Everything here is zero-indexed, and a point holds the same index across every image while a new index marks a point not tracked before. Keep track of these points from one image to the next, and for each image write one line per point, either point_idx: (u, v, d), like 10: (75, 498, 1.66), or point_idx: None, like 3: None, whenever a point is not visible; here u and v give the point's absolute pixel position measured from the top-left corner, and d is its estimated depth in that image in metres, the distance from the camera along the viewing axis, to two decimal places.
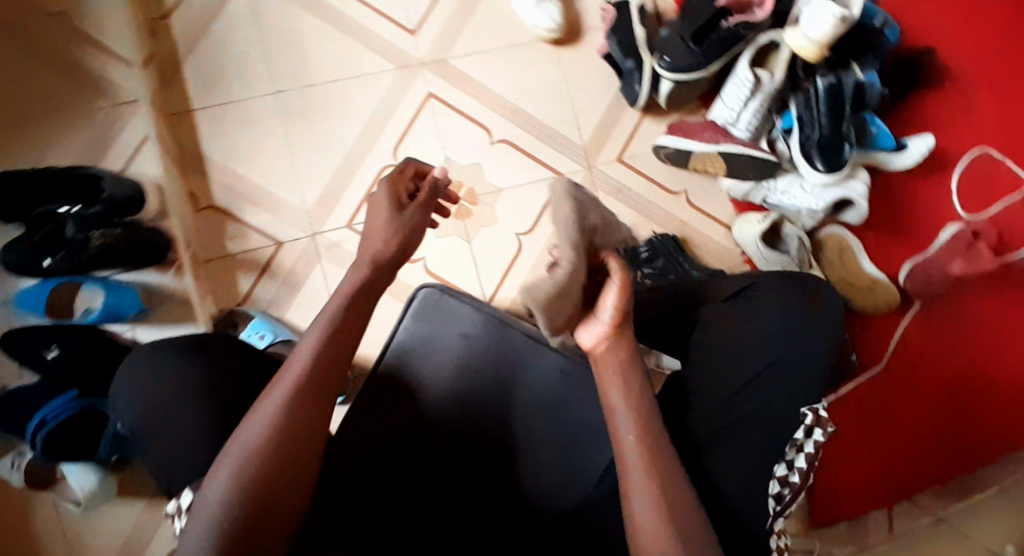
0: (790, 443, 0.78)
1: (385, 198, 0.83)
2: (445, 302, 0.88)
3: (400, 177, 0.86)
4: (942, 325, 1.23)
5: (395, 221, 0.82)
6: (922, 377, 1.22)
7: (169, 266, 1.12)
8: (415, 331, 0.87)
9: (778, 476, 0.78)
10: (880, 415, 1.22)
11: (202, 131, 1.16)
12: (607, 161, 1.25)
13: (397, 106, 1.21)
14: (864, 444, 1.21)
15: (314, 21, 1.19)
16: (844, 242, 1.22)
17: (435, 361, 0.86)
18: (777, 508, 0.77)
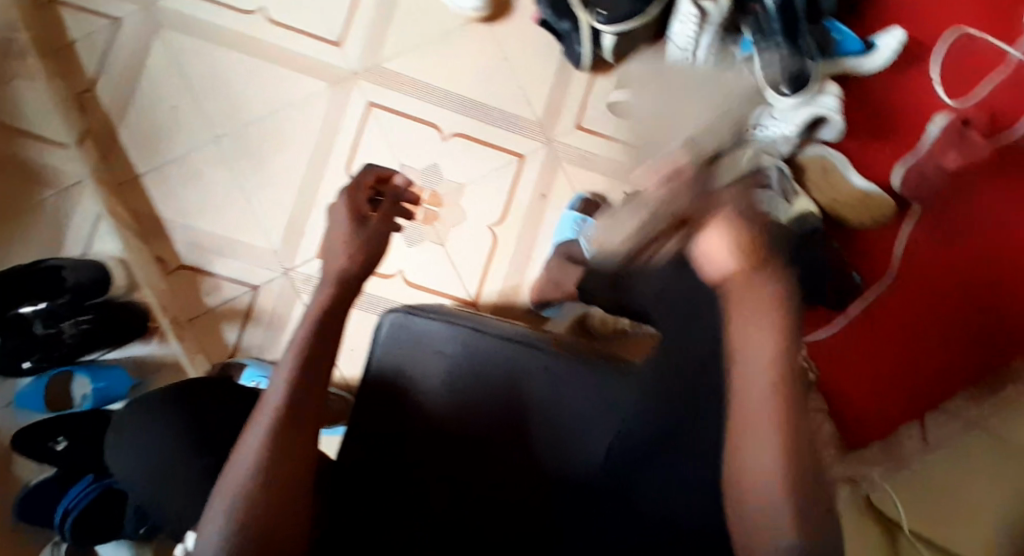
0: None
1: (343, 215, 0.70)
2: (414, 324, 0.80)
3: (356, 188, 0.72)
4: (942, 224, 1.17)
5: (358, 237, 0.69)
6: (933, 281, 1.17)
7: (152, 334, 1.11)
8: (389, 362, 0.79)
9: None
10: (897, 329, 1.18)
11: (155, 194, 1.16)
12: (565, 131, 1.21)
13: (340, 122, 1.18)
14: (884, 360, 1.17)
15: (238, 56, 1.17)
16: (827, 160, 1.16)
17: (418, 388, 0.78)
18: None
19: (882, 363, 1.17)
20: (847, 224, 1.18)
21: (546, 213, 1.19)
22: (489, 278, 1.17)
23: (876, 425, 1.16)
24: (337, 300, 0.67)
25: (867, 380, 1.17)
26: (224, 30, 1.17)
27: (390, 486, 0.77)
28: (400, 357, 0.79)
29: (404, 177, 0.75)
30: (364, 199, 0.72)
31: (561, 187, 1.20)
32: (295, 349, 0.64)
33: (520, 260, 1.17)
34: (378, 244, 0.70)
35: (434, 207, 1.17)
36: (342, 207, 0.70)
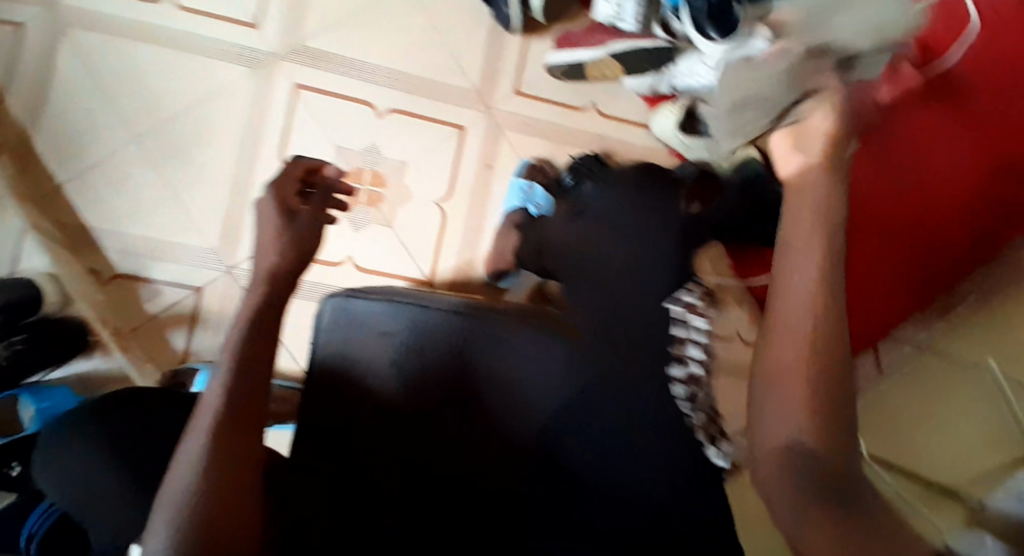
0: (675, 346, 0.80)
1: (269, 211, 0.68)
2: (355, 307, 0.79)
3: (286, 178, 0.70)
4: None
5: (289, 229, 0.67)
6: None
7: (94, 348, 1.07)
8: (333, 346, 0.79)
9: (677, 378, 0.79)
10: None
11: (80, 202, 1.10)
12: (504, 98, 1.18)
13: (267, 109, 1.13)
14: None
15: (151, 49, 1.11)
16: None
17: (363, 369, 0.77)
18: (692, 407, 0.79)
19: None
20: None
21: (493, 184, 1.17)
22: (443, 256, 1.14)
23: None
24: (264, 305, 0.64)
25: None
26: (133, 22, 1.11)
27: (356, 478, 0.75)
28: (343, 340, 0.78)
29: (334, 168, 0.74)
30: (293, 194, 0.70)
31: (505, 155, 1.17)
32: (231, 351, 0.62)
33: (472, 235, 1.15)
34: (311, 236, 0.68)
35: (377, 188, 1.14)
36: (267, 204, 0.68)
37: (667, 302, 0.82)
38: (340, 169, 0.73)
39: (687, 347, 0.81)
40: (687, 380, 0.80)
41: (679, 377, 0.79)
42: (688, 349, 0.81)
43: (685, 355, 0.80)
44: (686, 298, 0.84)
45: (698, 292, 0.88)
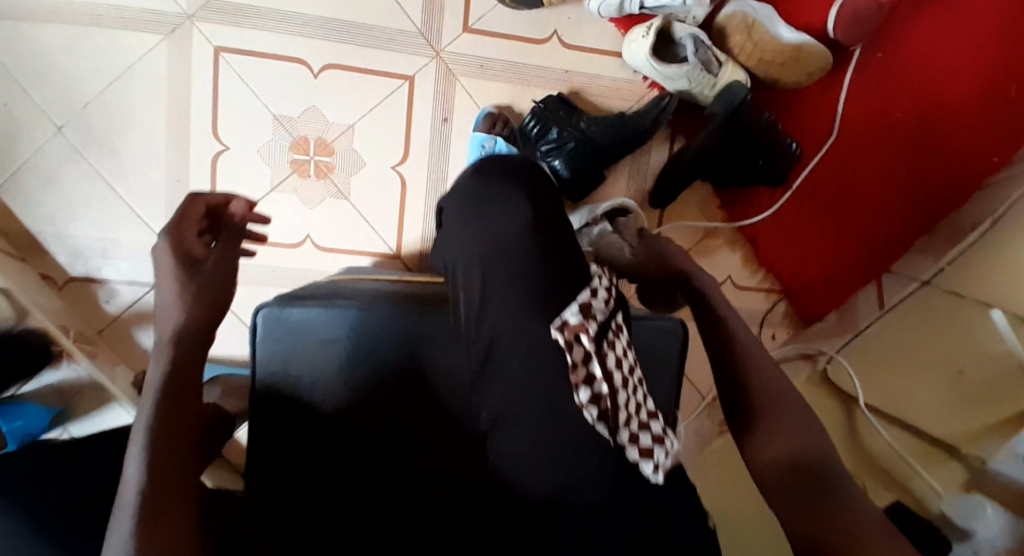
0: (570, 371, 0.65)
1: (168, 257, 0.69)
2: (290, 318, 0.76)
3: (184, 222, 0.72)
4: (878, 72, 1.09)
5: (189, 282, 0.69)
6: (868, 134, 1.11)
7: (60, 358, 1.00)
8: (274, 361, 0.76)
9: (584, 402, 0.65)
10: (835, 192, 1.13)
11: (12, 207, 1.02)
12: (454, 39, 1.05)
13: (190, 79, 1.02)
14: (823, 226, 1.13)
15: (49, 26, 0.99)
16: (749, 16, 1.03)
17: (310, 384, 0.76)
18: (611, 426, 0.65)
19: (817, 225, 1.13)
20: (775, 80, 1.07)
21: (452, 139, 1.06)
22: (406, 225, 1.07)
23: (822, 291, 1.16)
24: (177, 363, 0.65)
25: (802, 249, 1.14)
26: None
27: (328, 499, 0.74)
28: (286, 354, 0.76)
29: (242, 205, 0.76)
30: (194, 236, 0.72)
31: (463, 105, 1.06)
32: (147, 428, 0.61)
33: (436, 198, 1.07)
34: (214, 283, 0.71)
35: (325, 157, 1.04)
36: (165, 247, 0.70)
37: (550, 330, 0.66)
38: (244, 205, 0.75)
39: (588, 367, 0.65)
40: (596, 404, 0.65)
41: (587, 401, 0.65)
42: (593, 364, 0.65)
43: (592, 376, 0.65)
44: (574, 307, 0.67)
45: (603, 285, 0.70)
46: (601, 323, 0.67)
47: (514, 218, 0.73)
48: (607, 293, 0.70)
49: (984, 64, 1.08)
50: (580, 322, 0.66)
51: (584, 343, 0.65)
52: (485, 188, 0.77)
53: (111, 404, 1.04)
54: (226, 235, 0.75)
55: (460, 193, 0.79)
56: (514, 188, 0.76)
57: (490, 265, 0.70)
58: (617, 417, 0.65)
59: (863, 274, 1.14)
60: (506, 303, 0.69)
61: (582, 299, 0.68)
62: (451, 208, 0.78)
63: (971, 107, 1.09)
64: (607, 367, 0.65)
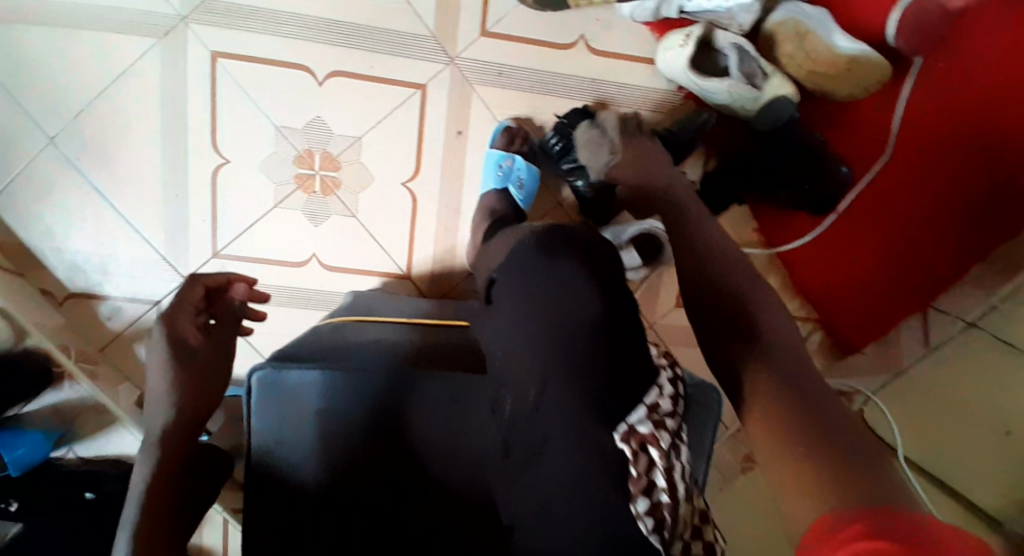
0: (633, 480, 0.63)
1: (165, 334, 0.78)
2: (284, 379, 0.77)
3: (184, 304, 0.82)
4: (940, 82, 0.97)
5: (177, 366, 0.77)
6: (921, 153, 1.00)
7: (62, 380, 1.00)
8: (266, 423, 0.77)
9: (641, 512, 0.63)
10: (882, 214, 1.03)
11: (8, 222, 0.97)
12: (469, 43, 0.95)
13: (187, 85, 0.95)
14: (863, 251, 1.04)
15: (33, 28, 0.92)
16: (801, 23, 0.94)
17: (294, 448, 0.77)
18: (665, 536, 0.64)
19: (858, 253, 1.04)
20: (829, 92, 0.98)
21: (467, 154, 0.98)
22: (417, 244, 1.01)
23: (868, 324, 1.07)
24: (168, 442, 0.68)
25: (844, 273, 1.06)
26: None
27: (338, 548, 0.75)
28: (279, 418, 0.77)
29: (240, 287, 0.87)
30: (191, 315, 0.81)
31: (478, 116, 0.98)
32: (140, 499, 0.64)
33: (449, 216, 1.00)
34: (200, 368, 0.79)
35: (331, 172, 0.98)
36: (165, 324, 0.79)
37: (616, 437, 0.63)
38: (243, 288, 0.86)
39: (651, 476, 0.63)
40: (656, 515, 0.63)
41: (644, 511, 0.63)
42: (656, 473, 0.63)
43: (652, 485, 0.63)
44: (642, 410, 0.64)
45: (668, 382, 0.68)
46: (671, 433, 0.64)
47: (580, 295, 0.67)
48: (672, 395, 0.67)
49: None
50: (649, 432, 0.63)
51: (650, 453, 0.63)
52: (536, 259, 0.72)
53: (115, 429, 1.03)
54: (222, 314, 0.85)
55: (524, 256, 0.74)
56: (578, 256, 0.70)
57: (556, 349, 0.66)
58: (672, 526, 0.64)
59: (911, 303, 1.04)
60: (563, 401, 0.65)
61: (651, 401, 0.64)
62: (515, 277, 0.73)
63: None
64: (670, 476, 0.63)
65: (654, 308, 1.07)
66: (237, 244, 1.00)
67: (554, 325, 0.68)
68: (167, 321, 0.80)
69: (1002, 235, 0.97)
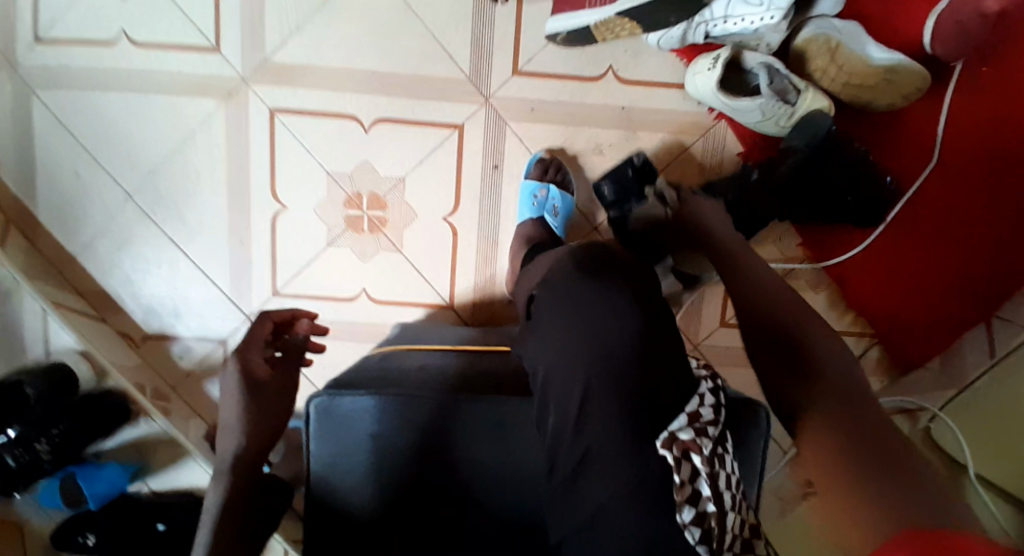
0: (675, 488, 0.60)
1: (237, 368, 0.83)
2: (337, 406, 0.80)
3: (254, 340, 0.86)
4: (993, 85, 0.95)
5: (248, 399, 0.81)
6: (975, 162, 0.97)
7: (138, 416, 1.07)
8: (325, 450, 0.81)
9: (686, 522, 0.60)
10: (934, 226, 1.00)
11: (92, 270, 1.07)
12: (503, 83, 1.00)
13: (248, 141, 1.03)
14: (917, 264, 1.01)
15: (114, 96, 1.03)
16: (831, 37, 0.92)
17: (352, 476, 0.80)
18: (714, 549, 0.60)
19: (912, 265, 1.01)
20: (866, 103, 0.96)
21: (504, 187, 1.02)
22: (459, 276, 1.05)
23: (924, 339, 1.03)
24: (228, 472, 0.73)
25: (897, 290, 1.02)
26: (91, 70, 1.02)
27: None
28: (337, 447, 0.80)
29: (305, 322, 0.92)
30: (260, 349, 0.86)
31: (514, 151, 1.02)
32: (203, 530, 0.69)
33: (489, 249, 1.04)
34: (268, 403, 0.82)
35: (378, 212, 1.03)
36: (236, 357, 0.84)
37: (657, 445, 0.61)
38: (308, 324, 0.91)
39: (695, 485, 0.60)
40: (701, 527, 0.59)
41: (690, 522, 0.60)
42: (701, 482, 0.60)
43: (697, 493, 0.60)
44: (683, 418, 0.62)
45: (710, 390, 0.65)
46: (714, 441, 0.62)
47: (611, 314, 0.65)
48: (713, 404, 0.64)
49: None
50: (690, 439, 0.61)
51: (693, 461, 0.61)
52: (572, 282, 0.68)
53: (184, 460, 1.08)
54: (288, 347, 0.90)
55: (554, 279, 0.71)
56: (616, 276, 0.68)
57: (599, 364, 0.64)
58: (722, 539, 0.61)
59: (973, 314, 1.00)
60: (604, 422, 0.62)
61: (691, 410, 0.62)
62: (552, 302, 0.69)
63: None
64: (717, 486, 0.61)
65: (697, 329, 1.06)
66: (294, 282, 1.06)
67: (597, 346, 0.65)
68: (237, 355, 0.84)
69: None
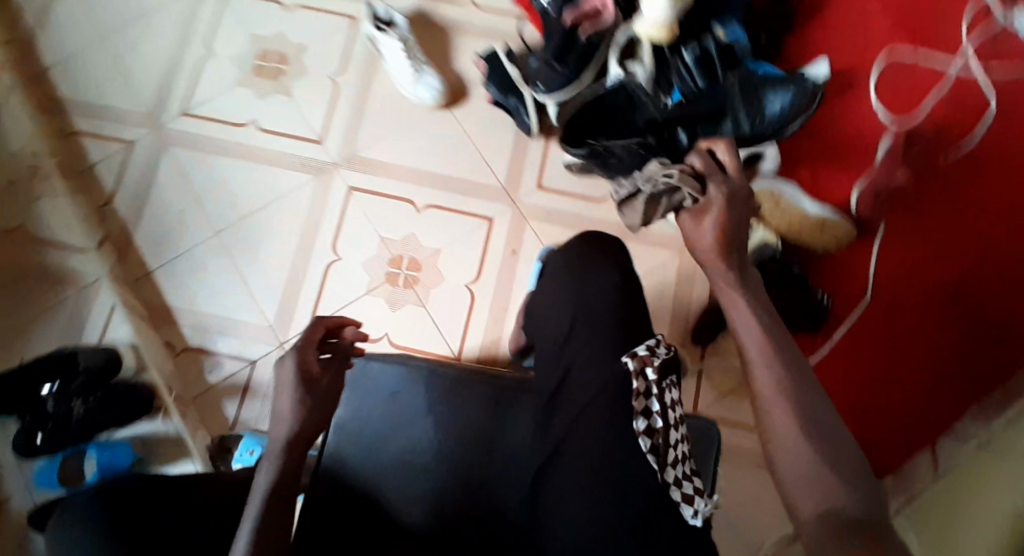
0: (634, 398, 0.77)
1: (293, 369, 0.80)
2: (371, 371, 0.89)
3: (307, 343, 0.82)
4: (909, 244, 1.27)
5: (306, 399, 0.79)
6: (902, 300, 1.25)
7: (157, 412, 1.17)
8: (352, 415, 0.87)
9: (641, 430, 0.75)
10: (875, 347, 1.24)
11: (161, 285, 1.25)
12: (528, 192, 1.31)
13: (324, 207, 1.30)
14: (867, 376, 1.22)
15: (229, 159, 1.32)
16: (776, 191, 1.23)
17: (375, 442, 0.86)
18: (659, 460, 0.75)
19: (863, 377, 1.22)
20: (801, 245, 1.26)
21: (517, 268, 1.27)
22: (470, 333, 1.23)
23: (885, 446, 1.19)
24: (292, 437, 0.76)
25: (853, 396, 1.21)
26: (218, 140, 1.33)
27: None
28: (364, 412, 0.87)
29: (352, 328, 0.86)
30: (313, 351, 0.82)
31: (530, 243, 1.28)
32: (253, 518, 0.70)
33: (498, 314, 1.24)
34: (322, 403, 0.80)
35: (413, 271, 1.26)
36: (293, 357, 0.81)
37: (621, 357, 0.79)
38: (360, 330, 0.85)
39: (648, 400, 0.77)
40: (652, 431, 0.75)
41: (643, 430, 0.76)
42: (652, 398, 0.77)
43: (649, 409, 0.76)
44: (643, 348, 0.80)
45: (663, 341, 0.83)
46: (665, 365, 0.79)
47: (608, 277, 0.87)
48: (667, 348, 0.82)
49: (996, 243, 1.25)
50: (646, 355, 0.79)
51: (647, 376, 0.77)
52: (583, 258, 0.90)
53: (181, 463, 1.15)
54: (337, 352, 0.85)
55: (559, 265, 0.91)
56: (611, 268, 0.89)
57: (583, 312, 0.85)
58: (666, 455, 0.75)
59: (922, 424, 1.18)
60: (592, 376, 0.80)
61: (649, 344, 0.81)
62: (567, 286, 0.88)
63: (1003, 272, 1.23)
64: (664, 403, 0.77)
65: None
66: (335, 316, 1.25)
67: (587, 322, 0.84)
68: (301, 351, 0.82)
69: (979, 362, 1.18)
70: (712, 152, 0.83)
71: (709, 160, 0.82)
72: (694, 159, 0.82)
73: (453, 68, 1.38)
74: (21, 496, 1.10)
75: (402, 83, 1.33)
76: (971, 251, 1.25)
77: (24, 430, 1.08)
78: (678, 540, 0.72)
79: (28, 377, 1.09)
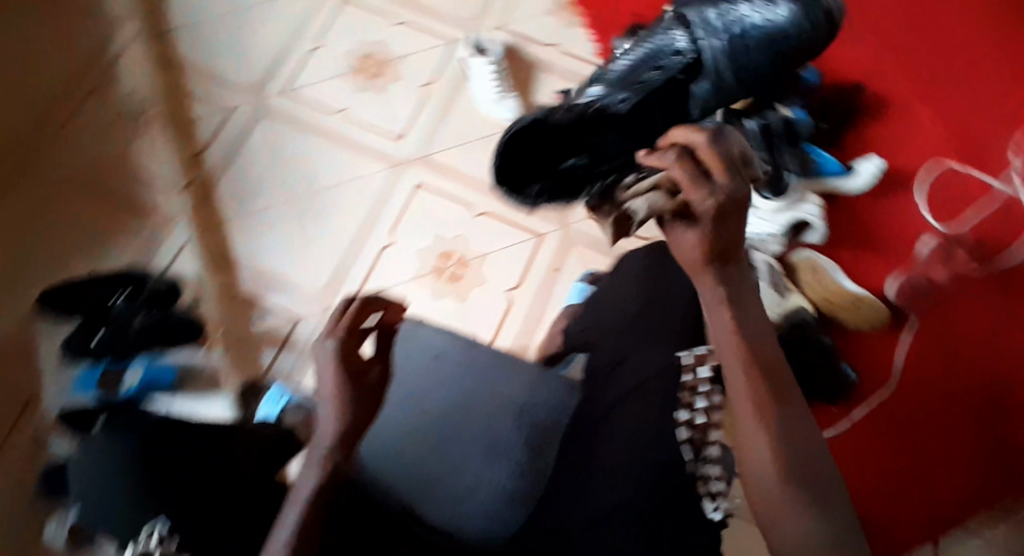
0: (681, 390, 0.73)
1: (334, 359, 0.65)
2: (419, 334, 0.92)
3: (353, 325, 0.67)
4: (941, 343, 1.29)
5: (353, 395, 0.65)
6: (928, 394, 1.26)
7: (201, 345, 1.23)
8: (403, 373, 0.88)
9: (682, 421, 0.70)
10: (895, 434, 1.24)
11: (230, 235, 1.34)
12: (580, 219, 1.38)
13: (391, 196, 1.39)
14: (883, 460, 1.22)
15: (316, 138, 1.44)
16: (816, 262, 1.28)
17: (420, 406, 0.85)
18: (694, 455, 0.69)
19: (879, 461, 1.22)
20: (837, 319, 1.28)
21: (557, 286, 1.33)
22: (500, 336, 1.30)
23: (892, 533, 1.18)
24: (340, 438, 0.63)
25: (868, 477, 1.21)
26: (310, 120, 1.46)
27: None
28: (413, 373, 0.87)
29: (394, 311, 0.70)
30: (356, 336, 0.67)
31: (573, 265, 1.35)
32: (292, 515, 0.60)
33: (531, 324, 1.30)
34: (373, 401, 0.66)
35: (460, 269, 1.34)
36: (335, 342, 0.66)
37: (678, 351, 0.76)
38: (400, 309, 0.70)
39: (695, 396, 0.72)
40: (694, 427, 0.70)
41: (684, 422, 0.71)
42: (699, 396, 0.72)
43: (693, 403, 0.72)
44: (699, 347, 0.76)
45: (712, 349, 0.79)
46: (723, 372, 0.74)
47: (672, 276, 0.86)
48: None
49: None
50: (705, 353, 0.74)
51: (699, 373, 0.73)
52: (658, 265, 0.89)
53: (213, 398, 1.18)
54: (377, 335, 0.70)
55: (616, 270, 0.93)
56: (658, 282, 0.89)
57: (633, 310, 0.86)
58: (703, 451, 0.70)
59: (929, 518, 1.18)
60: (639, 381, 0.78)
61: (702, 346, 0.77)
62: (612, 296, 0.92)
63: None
64: (711, 403, 0.72)
65: None
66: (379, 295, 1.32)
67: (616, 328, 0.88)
68: (342, 338, 0.66)
69: (988, 468, 1.20)
70: (693, 148, 0.63)
71: (687, 161, 0.63)
72: (663, 169, 0.65)
73: (532, 98, 1.49)
74: (61, 396, 1.17)
75: (484, 103, 1.45)
76: (1002, 360, 1.26)
77: (81, 335, 1.14)
78: (681, 540, 0.66)
79: (99, 290, 1.19)
